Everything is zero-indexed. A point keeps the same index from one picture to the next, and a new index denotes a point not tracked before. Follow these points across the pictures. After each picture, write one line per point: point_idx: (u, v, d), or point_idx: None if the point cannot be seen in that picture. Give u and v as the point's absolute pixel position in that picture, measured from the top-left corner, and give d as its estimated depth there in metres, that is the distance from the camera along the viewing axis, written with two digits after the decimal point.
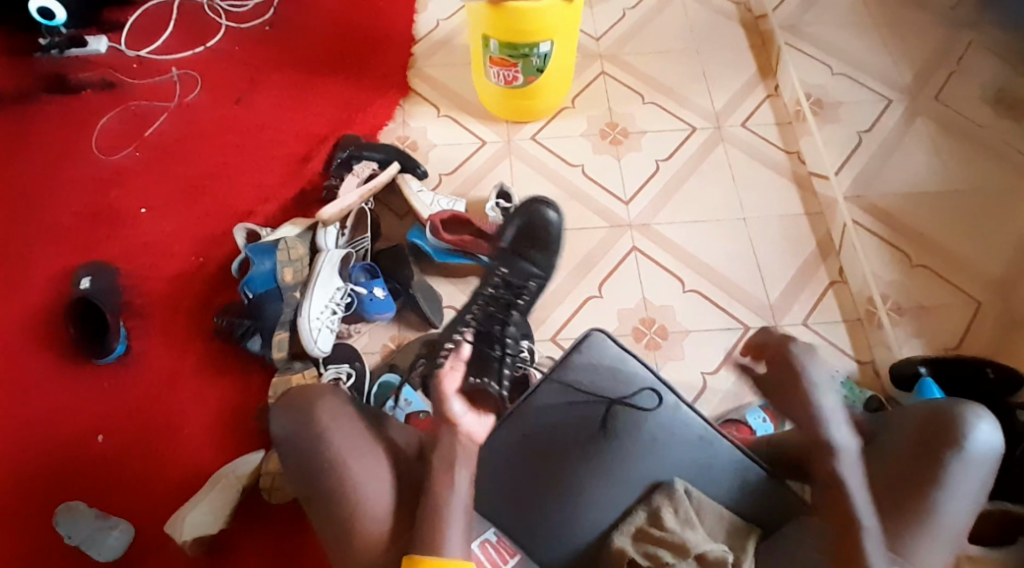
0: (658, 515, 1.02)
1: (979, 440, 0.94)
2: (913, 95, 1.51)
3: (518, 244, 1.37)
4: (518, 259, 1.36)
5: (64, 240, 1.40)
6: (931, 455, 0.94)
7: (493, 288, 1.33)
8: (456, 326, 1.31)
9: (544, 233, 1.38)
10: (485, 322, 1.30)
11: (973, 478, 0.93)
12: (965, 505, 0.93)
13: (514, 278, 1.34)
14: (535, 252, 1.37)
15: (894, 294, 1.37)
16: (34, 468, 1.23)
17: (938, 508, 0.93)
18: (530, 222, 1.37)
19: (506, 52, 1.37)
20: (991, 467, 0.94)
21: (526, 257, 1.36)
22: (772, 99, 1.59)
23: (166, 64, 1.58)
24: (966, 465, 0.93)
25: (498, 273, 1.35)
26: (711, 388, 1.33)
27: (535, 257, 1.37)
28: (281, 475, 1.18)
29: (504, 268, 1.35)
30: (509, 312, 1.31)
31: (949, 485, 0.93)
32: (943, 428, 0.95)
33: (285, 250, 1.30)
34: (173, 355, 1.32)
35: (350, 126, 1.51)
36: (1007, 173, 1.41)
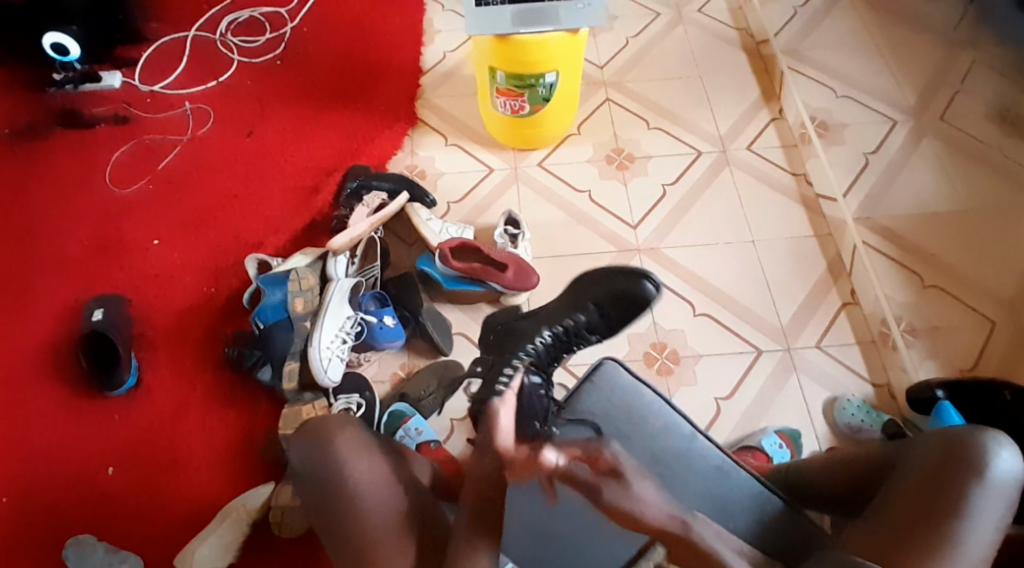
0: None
1: (1001, 467, 0.92)
2: (918, 115, 1.46)
3: (607, 300, 1.30)
4: (597, 314, 1.29)
5: (76, 272, 1.41)
6: (950, 483, 0.92)
7: (559, 330, 1.27)
8: (516, 353, 1.25)
9: (639, 304, 1.30)
10: (541, 358, 1.26)
11: (996, 506, 0.91)
12: (983, 537, 0.89)
13: (586, 328, 1.29)
14: (615, 312, 1.30)
15: (908, 316, 1.37)
16: (44, 500, 1.22)
17: (957, 537, 0.89)
18: (629, 291, 1.30)
19: (512, 83, 1.39)
20: (1013, 494, 0.92)
21: (603, 312, 1.29)
22: (776, 122, 1.62)
23: (179, 98, 1.61)
24: (988, 491, 0.91)
25: (573, 317, 1.28)
26: (723, 413, 1.31)
27: (615, 319, 1.30)
28: (291, 508, 1.19)
29: (581, 315, 1.28)
30: (561, 358, 1.28)
31: (970, 515, 0.90)
32: (966, 455, 0.93)
33: (295, 280, 1.31)
34: (185, 386, 1.32)
35: (360, 156, 1.53)
36: (1000, 182, 1.29)
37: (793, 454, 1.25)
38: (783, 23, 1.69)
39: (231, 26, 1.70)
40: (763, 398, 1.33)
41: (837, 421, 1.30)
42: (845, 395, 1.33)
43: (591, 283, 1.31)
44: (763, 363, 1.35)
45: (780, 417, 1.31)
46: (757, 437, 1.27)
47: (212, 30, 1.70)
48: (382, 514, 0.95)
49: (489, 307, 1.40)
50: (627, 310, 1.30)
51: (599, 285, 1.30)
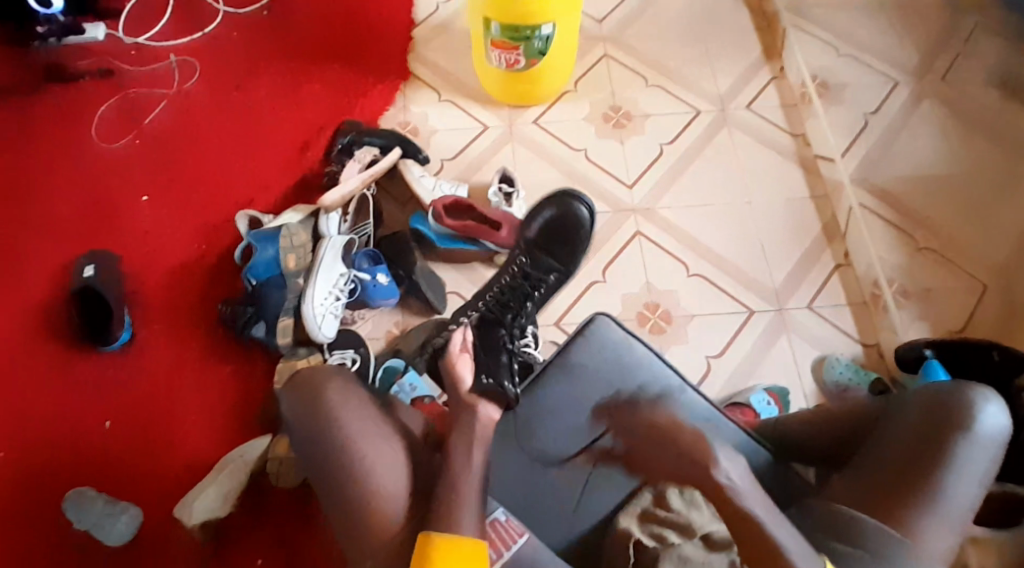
0: (663, 496, 1.02)
1: (987, 422, 0.94)
2: (920, 77, 1.49)
3: (546, 239, 1.34)
4: (539, 252, 1.32)
5: (66, 230, 1.41)
6: (937, 436, 0.93)
7: (508, 278, 1.30)
8: (469, 307, 1.29)
9: (573, 229, 1.34)
10: (496, 309, 1.27)
11: (980, 459, 0.93)
12: (968, 490, 0.91)
13: (533, 269, 1.31)
14: (560, 250, 1.33)
15: (900, 278, 1.37)
16: (40, 456, 1.24)
17: (944, 489, 0.91)
18: (561, 214, 1.34)
19: (507, 35, 1.36)
20: (998, 448, 0.94)
21: (547, 250, 1.33)
22: (777, 81, 1.58)
23: (164, 50, 1.57)
24: (974, 445, 0.93)
25: (517, 263, 1.31)
26: (715, 371, 1.33)
27: (558, 252, 1.33)
28: (288, 459, 1.20)
29: (524, 258, 1.31)
30: (523, 304, 1.29)
31: (956, 467, 0.92)
32: (954, 409, 0.95)
33: (287, 236, 1.30)
34: (179, 343, 1.32)
35: (351, 112, 1.50)
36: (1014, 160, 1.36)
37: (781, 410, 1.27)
38: None
39: None
40: (755, 359, 1.34)
41: (825, 379, 1.32)
42: (833, 354, 1.34)
43: (521, 224, 1.35)
44: (755, 324, 1.36)
45: (770, 376, 1.33)
46: (746, 394, 1.28)
47: None
48: (379, 466, 0.96)
49: (483, 266, 1.40)
50: (567, 237, 1.34)
51: (526, 222, 1.34)
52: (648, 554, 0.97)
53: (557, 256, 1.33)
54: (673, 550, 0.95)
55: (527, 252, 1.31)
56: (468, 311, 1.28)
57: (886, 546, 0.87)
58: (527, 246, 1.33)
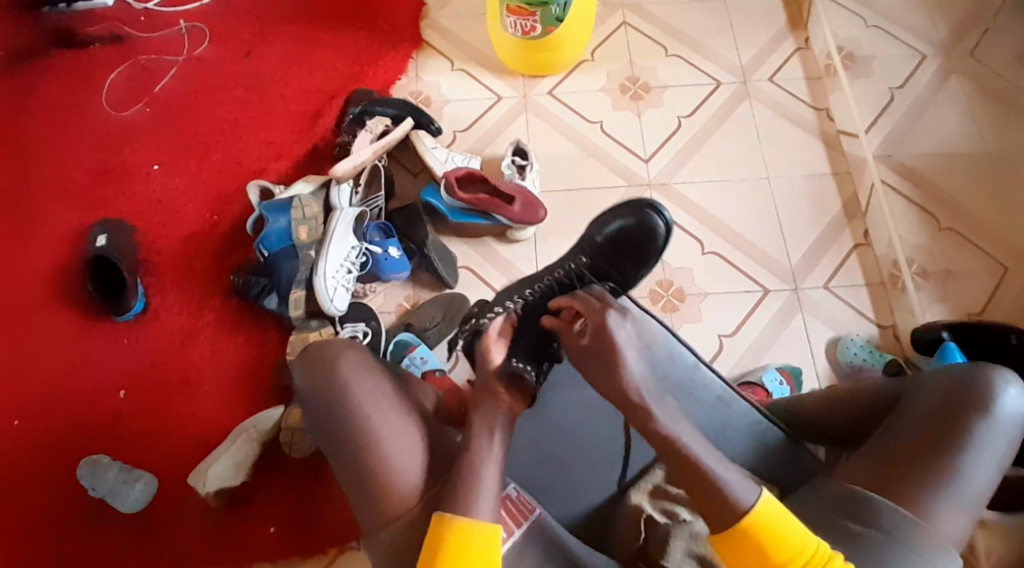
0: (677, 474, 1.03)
1: (1008, 406, 0.91)
2: (949, 50, 1.37)
3: (614, 245, 1.22)
4: (601, 257, 1.23)
5: (77, 197, 1.40)
6: (955, 418, 0.91)
7: (562, 274, 1.22)
8: (516, 292, 1.25)
9: (645, 241, 1.21)
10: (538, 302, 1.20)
11: (998, 444, 0.90)
12: (985, 473, 0.89)
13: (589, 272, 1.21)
14: (625, 262, 1.22)
15: (920, 258, 1.34)
16: (57, 422, 1.26)
17: (960, 472, 0.88)
18: (635, 223, 1.22)
19: (524, 0, 1.33)
20: (1016, 434, 0.91)
21: (613, 257, 1.22)
22: (801, 53, 1.54)
23: (175, 16, 1.54)
24: (992, 430, 0.90)
25: (576, 262, 1.24)
26: (727, 351, 1.32)
27: (623, 262, 1.22)
28: (300, 430, 1.22)
29: (584, 259, 1.23)
30: None
31: (974, 450, 0.89)
32: (974, 391, 0.92)
33: (299, 208, 1.30)
34: (192, 313, 1.32)
35: (363, 80, 1.47)
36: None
37: (793, 389, 1.26)
38: None
39: None
40: (769, 339, 1.32)
41: (839, 360, 1.30)
42: (848, 334, 1.32)
43: (596, 225, 1.26)
44: (770, 303, 1.35)
45: (784, 356, 1.31)
46: (759, 373, 1.27)
47: None
48: (392, 440, 0.95)
49: (494, 240, 1.38)
50: (635, 247, 1.21)
51: (601, 222, 1.26)
52: (659, 530, 0.95)
53: (623, 268, 1.22)
54: (684, 525, 0.94)
55: (586, 253, 1.22)
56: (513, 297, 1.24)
57: (897, 526, 0.86)
58: (593, 248, 1.24)
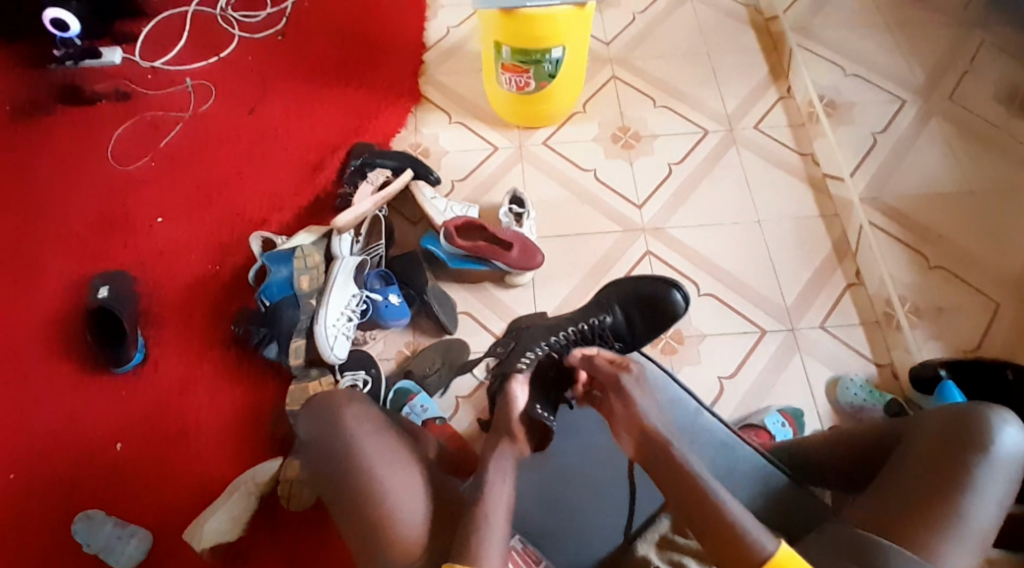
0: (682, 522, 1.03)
1: (1006, 444, 0.93)
2: (927, 95, 1.46)
3: (637, 308, 1.25)
4: (623, 318, 1.25)
5: (80, 250, 1.41)
6: (954, 457, 0.93)
7: (585, 328, 1.23)
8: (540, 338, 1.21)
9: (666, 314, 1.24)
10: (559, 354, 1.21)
11: (999, 483, 0.91)
12: (988, 510, 0.89)
13: (608, 332, 1.24)
14: (643, 324, 1.25)
15: (913, 296, 1.36)
16: (53, 475, 1.24)
17: (963, 511, 0.89)
18: (664, 296, 1.24)
19: (518, 58, 1.38)
20: (1017, 472, 0.92)
21: (633, 318, 1.25)
22: (784, 101, 1.60)
23: (181, 75, 1.59)
24: (993, 468, 0.91)
25: (599, 317, 1.25)
26: (728, 393, 1.32)
27: (641, 326, 1.25)
28: (299, 480, 1.20)
29: (607, 316, 1.25)
30: None
31: (976, 488, 0.90)
32: (970, 430, 0.94)
33: (301, 258, 1.32)
34: (191, 362, 1.32)
35: (364, 133, 1.52)
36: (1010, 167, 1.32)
37: (796, 432, 1.26)
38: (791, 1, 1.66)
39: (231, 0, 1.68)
40: (768, 378, 1.33)
41: (839, 400, 1.30)
42: (847, 374, 1.33)
43: (627, 284, 1.26)
44: (767, 344, 1.36)
45: (784, 397, 1.32)
46: (761, 416, 1.27)
47: (212, 5, 1.68)
48: (398, 490, 0.95)
49: (493, 286, 1.40)
50: (655, 316, 1.24)
51: (632, 283, 1.27)
52: None
53: (638, 329, 1.25)
54: None
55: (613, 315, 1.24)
56: (533, 346, 1.20)
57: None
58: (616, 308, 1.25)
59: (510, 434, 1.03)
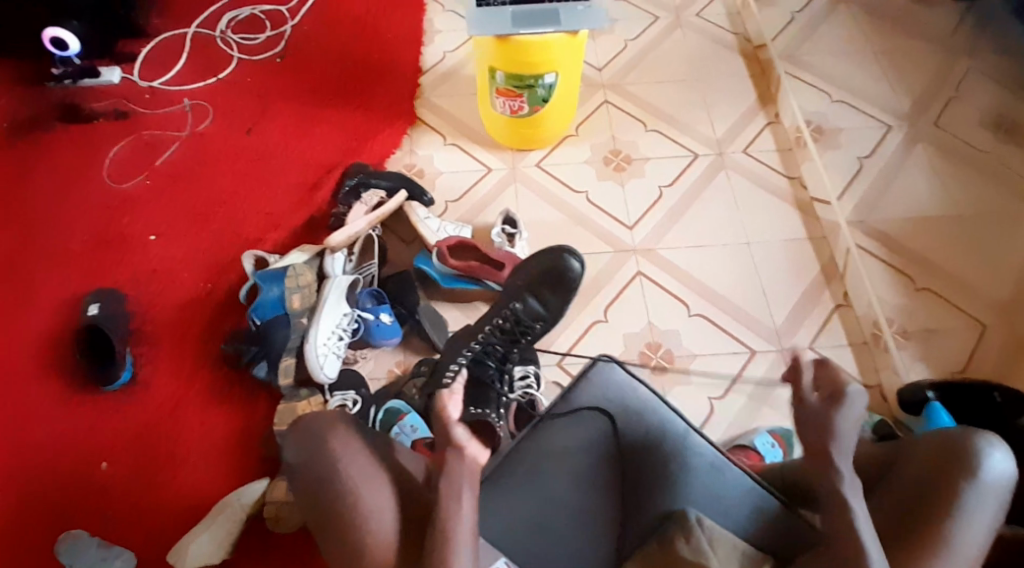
0: (671, 543, 1.01)
1: (994, 468, 0.93)
2: (914, 120, 1.55)
3: (538, 284, 1.33)
4: (534, 301, 1.32)
5: (72, 267, 1.41)
6: (941, 483, 0.93)
7: (502, 320, 1.29)
8: (462, 346, 1.26)
9: (564, 281, 1.34)
10: (483, 354, 1.25)
11: (987, 506, 0.91)
12: (974, 536, 0.90)
13: (525, 315, 1.31)
14: (551, 297, 1.33)
15: (900, 318, 1.38)
16: (37, 494, 1.22)
17: (950, 535, 0.90)
18: (561, 266, 1.34)
19: (512, 83, 1.40)
20: (1005, 495, 0.93)
21: (537, 295, 1.32)
22: (772, 126, 1.62)
23: (179, 94, 1.61)
24: (980, 492, 0.92)
25: (511, 305, 1.31)
26: (718, 414, 1.33)
27: (552, 302, 1.33)
28: (287, 503, 1.18)
29: (518, 302, 1.31)
30: (511, 350, 1.29)
31: (962, 515, 0.91)
32: (957, 456, 0.94)
33: (293, 276, 1.32)
34: (182, 381, 1.32)
35: (359, 154, 1.53)
36: (992, 186, 1.43)
37: (786, 453, 1.26)
38: (780, 30, 1.70)
39: (231, 23, 1.71)
40: (758, 398, 1.34)
41: None
42: None
43: (524, 267, 1.34)
44: (759, 364, 1.36)
45: (774, 418, 1.32)
46: (751, 437, 1.27)
47: (212, 27, 1.70)
48: (384, 511, 0.95)
49: (486, 304, 1.40)
50: (558, 286, 1.33)
51: (529, 260, 1.35)
52: None
53: (547, 305, 1.33)
54: None
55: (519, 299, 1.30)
56: (459, 355, 1.25)
57: None
58: (520, 291, 1.32)
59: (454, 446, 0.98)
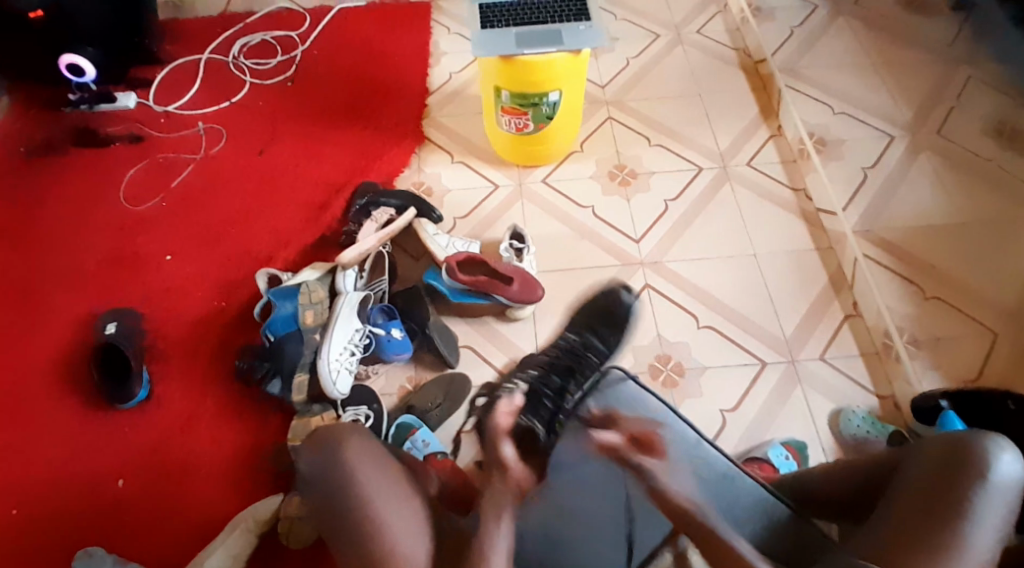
0: (685, 556, 1.08)
1: (1002, 471, 0.92)
2: (915, 130, 1.57)
3: (596, 321, 1.40)
4: (591, 333, 1.38)
5: (88, 286, 1.44)
6: (951, 489, 0.92)
7: (555, 351, 1.34)
8: (521, 372, 1.32)
9: (621, 318, 1.41)
10: (538, 383, 1.28)
11: (998, 508, 0.91)
12: (987, 538, 0.89)
13: (580, 346, 1.35)
14: (606, 332, 1.39)
15: (909, 327, 1.37)
16: (52, 511, 1.23)
17: (963, 540, 0.89)
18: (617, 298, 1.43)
19: (517, 102, 1.43)
20: (1016, 498, 0.92)
21: (595, 334, 1.38)
22: (776, 138, 1.64)
23: (192, 118, 1.65)
24: (991, 495, 0.91)
25: (566, 338, 1.36)
26: (731, 425, 1.31)
27: (610, 338, 1.38)
28: (300, 518, 1.19)
29: (573, 334, 1.37)
30: (567, 382, 1.28)
31: (975, 517, 0.90)
32: (967, 460, 0.94)
33: (305, 293, 1.33)
34: (196, 396, 1.33)
35: (368, 173, 1.56)
36: (995, 198, 1.44)
37: (799, 464, 1.26)
38: (780, 44, 1.73)
39: (243, 49, 1.75)
40: (770, 408, 1.33)
41: (842, 431, 1.30)
42: (849, 406, 1.32)
43: (585, 303, 1.42)
44: (769, 376, 1.36)
45: (787, 428, 1.31)
46: (763, 448, 1.27)
47: (224, 53, 1.75)
48: (397, 523, 0.95)
49: (495, 319, 1.42)
50: (614, 323, 1.40)
51: (589, 297, 1.43)
52: None
53: (608, 341, 1.38)
54: None
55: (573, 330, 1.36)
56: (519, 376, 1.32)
57: None
58: (577, 327, 1.38)
59: (498, 468, 1.09)
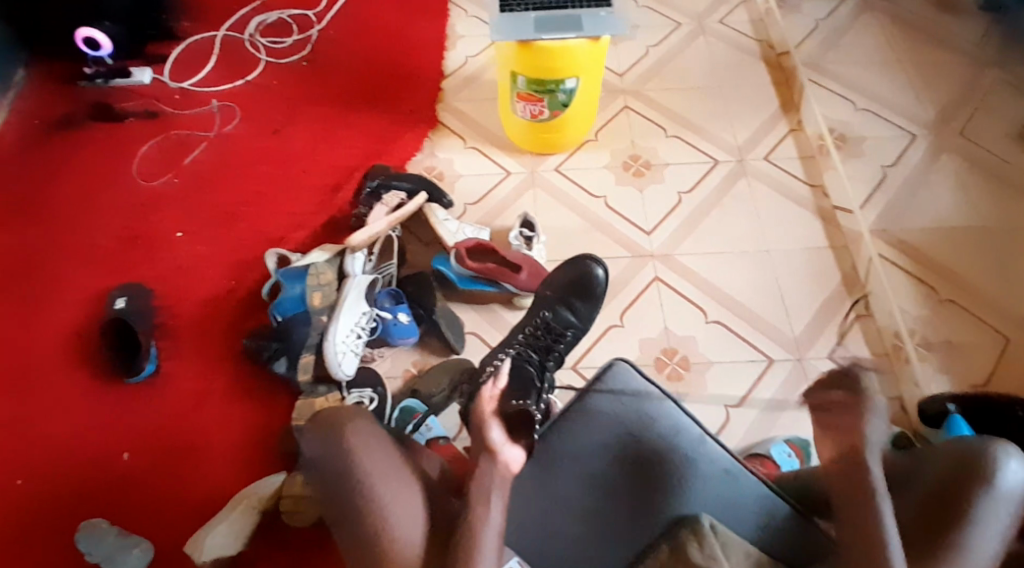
0: (682, 550, 0.99)
1: (1009, 478, 0.91)
2: (937, 130, 1.54)
3: (566, 293, 1.33)
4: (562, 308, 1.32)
5: (101, 261, 1.46)
6: (956, 494, 0.92)
7: (532, 328, 1.30)
8: (502, 349, 1.29)
9: (591, 289, 1.34)
10: (520, 359, 1.26)
11: (1001, 516, 0.90)
12: (989, 544, 0.89)
13: (556, 322, 1.31)
14: (578, 303, 1.33)
15: (922, 329, 1.36)
16: (63, 482, 1.26)
17: (964, 544, 0.89)
18: (586, 272, 1.34)
19: (532, 88, 1.42)
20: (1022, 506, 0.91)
21: (567, 306, 1.32)
22: (794, 134, 1.60)
23: (208, 96, 1.65)
24: (996, 501, 0.90)
25: (540, 314, 1.31)
26: (734, 422, 1.31)
27: (582, 311, 1.33)
28: (303, 497, 1.19)
29: (547, 310, 1.31)
30: (547, 358, 1.28)
31: (976, 521, 0.89)
32: (974, 466, 0.92)
33: (314, 275, 1.33)
34: (205, 374, 1.35)
35: (381, 156, 1.56)
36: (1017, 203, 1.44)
37: (802, 462, 1.24)
38: (804, 37, 1.70)
39: (259, 27, 1.75)
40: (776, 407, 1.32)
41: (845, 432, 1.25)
42: None
43: (554, 274, 1.35)
44: (776, 373, 1.35)
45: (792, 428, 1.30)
46: (766, 445, 1.26)
47: (240, 30, 1.74)
48: (395, 508, 0.96)
49: (502, 307, 1.41)
50: (585, 294, 1.33)
51: (556, 270, 1.36)
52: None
53: (579, 313, 1.33)
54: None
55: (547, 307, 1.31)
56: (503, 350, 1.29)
57: None
58: (551, 300, 1.33)
59: (487, 452, 1.03)
